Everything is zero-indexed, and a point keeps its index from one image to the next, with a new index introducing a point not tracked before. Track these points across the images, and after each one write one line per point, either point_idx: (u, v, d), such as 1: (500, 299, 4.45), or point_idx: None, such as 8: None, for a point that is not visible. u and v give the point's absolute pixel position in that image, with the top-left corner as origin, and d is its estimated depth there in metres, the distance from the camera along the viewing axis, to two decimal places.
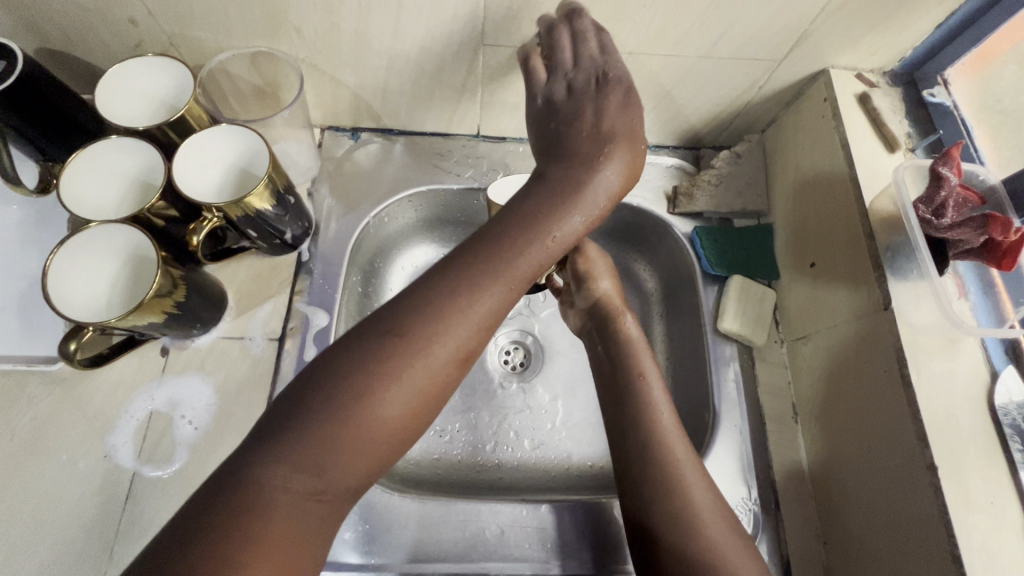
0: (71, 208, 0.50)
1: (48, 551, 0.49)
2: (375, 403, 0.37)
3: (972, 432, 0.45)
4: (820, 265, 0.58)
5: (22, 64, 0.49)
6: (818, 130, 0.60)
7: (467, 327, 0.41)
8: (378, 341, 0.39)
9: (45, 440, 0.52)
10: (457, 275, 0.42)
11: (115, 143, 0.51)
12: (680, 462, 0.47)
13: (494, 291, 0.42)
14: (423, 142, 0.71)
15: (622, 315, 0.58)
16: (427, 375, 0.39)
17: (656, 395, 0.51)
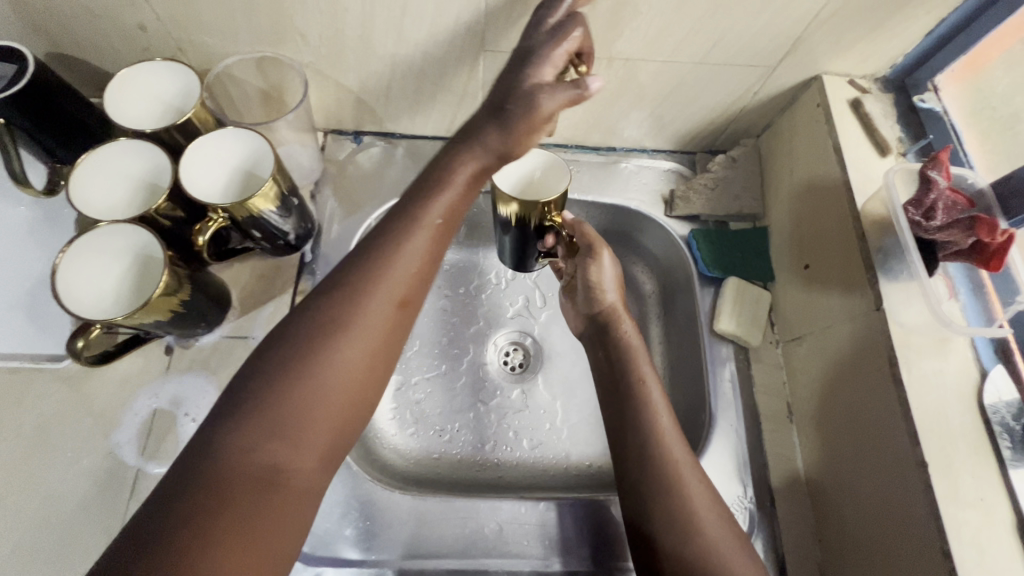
0: (81, 209, 0.51)
1: (54, 547, 0.50)
2: (322, 363, 0.39)
3: (962, 430, 0.46)
4: (814, 267, 0.59)
5: (33, 68, 0.50)
6: (812, 135, 0.61)
7: (396, 281, 0.43)
8: (314, 313, 0.41)
9: (51, 437, 0.53)
10: (376, 238, 0.44)
11: (125, 146, 0.52)
12: (678, 462, 0.48)
13: (410, 244, 0.43)
14: (424, 146, 0.72)
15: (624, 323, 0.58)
16: (365, 330, 0.41)
17: (655, 400, 0.52)
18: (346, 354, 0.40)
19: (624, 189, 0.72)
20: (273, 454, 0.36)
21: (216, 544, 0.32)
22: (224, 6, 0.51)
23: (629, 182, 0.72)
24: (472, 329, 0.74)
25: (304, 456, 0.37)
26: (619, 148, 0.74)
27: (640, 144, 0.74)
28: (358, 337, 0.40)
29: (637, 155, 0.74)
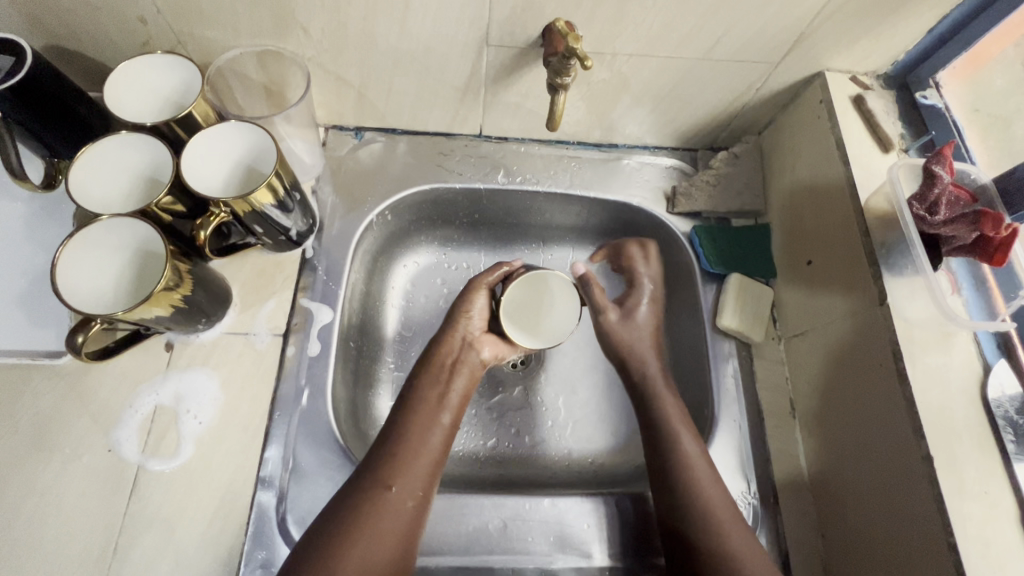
0: (78, 199, 0.50)
1: (54, 546, 0.49)
2: (342, 558, 0.46)
3: (966, 423, 0.46)
4: (816, 263, 0.60)
5: (30, 59, 0.49)
6: (814, 131, 0.61)
7: (401, 479, 0.50)
8: (334, 518, 0.48)
9: (50, 434, 0.53)
10: (377, 459, 0.51)
11: (127, 140, 0.51)
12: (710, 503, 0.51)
13: (420, 416, 0.55)
14: (426, 142, 0.72)
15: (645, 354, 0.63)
16: (382, 528, 0.48)
17: (677, 422, 0.56)
18: (360, 551, 0.46)
19: (625, 186, 0.72)
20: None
21: None
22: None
23: (630, 179, 0.72)
24: None
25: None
26: (620, 144, 0.74)
27: (642, 141, 0.74)
28: (370, 528, 0.47)
29: (639, 152, 0.74)
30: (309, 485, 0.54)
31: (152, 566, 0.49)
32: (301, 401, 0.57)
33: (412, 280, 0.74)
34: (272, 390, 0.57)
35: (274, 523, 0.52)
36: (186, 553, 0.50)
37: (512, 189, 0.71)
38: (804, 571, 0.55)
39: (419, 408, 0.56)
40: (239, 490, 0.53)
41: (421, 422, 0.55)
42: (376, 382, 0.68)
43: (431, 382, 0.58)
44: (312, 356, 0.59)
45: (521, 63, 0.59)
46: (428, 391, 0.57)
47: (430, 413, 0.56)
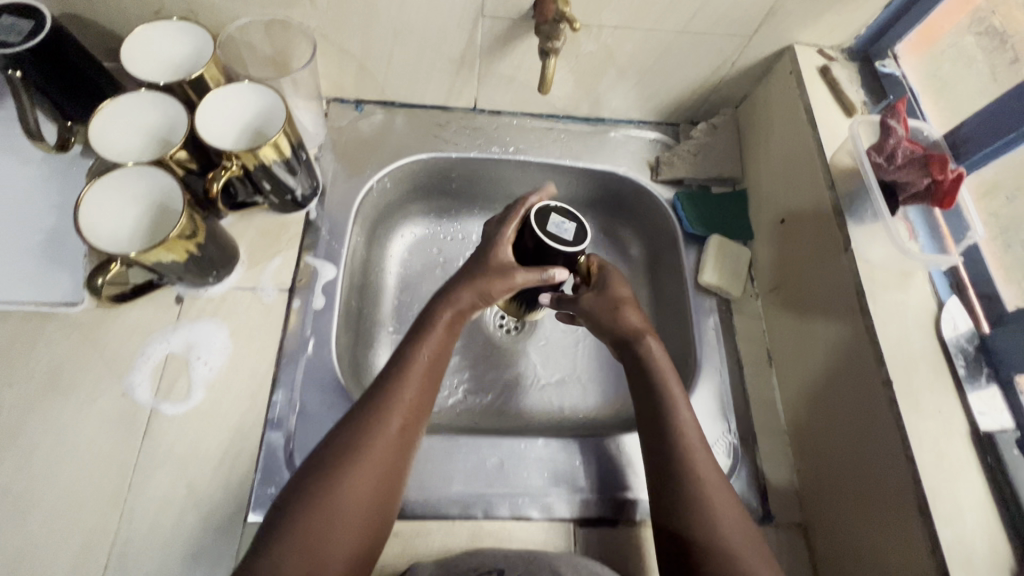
0: (97, 128, 0.53)
1: (71, 481, 0.51)
2: (329, 507, 0.44)
3: (922, 350, 0.51)
4: (789, 221, 0.64)
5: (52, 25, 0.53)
6: (785, 99, 0.66)
7: (399, 415, 0.49)
8: (321, 465, 0.46)
9: (66, 379, 0.55)
10: (372, 397, 0.50)
11: (162, 101, 0.54)
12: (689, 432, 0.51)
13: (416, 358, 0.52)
14: (424, 113, 0.75)
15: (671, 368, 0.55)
16: (370, 478, 0.46)
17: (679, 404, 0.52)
18: (355, 495, 0.45)
19: (612, 156, 0.77)
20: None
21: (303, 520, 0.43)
22: None
23: (616, 150, 0.77)
24: None
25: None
26: (607, 118, 0.79)
27: (627, 116, 0.78)
28: (366, 466, 0.46)
29: (624, 126, 0.79)
30: (315, 426, 0.57)
31: (166, 499, 0.52)
32: (306, 352, 0.60)
33: (410, 249, 0.78)
34: (279, 340, 0.60)
35: (283, 461, 0.55)
36: (198, 487, 0.52)
37: (505, 159, 0.75)
38: (780, 502, 0.59)
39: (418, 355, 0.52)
40: (248, 431, 0.55)
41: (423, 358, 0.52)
42: (376, 343, 0.71)
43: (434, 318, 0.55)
44: (317, 308, 0.62)
45: (515, 33, 0.63)
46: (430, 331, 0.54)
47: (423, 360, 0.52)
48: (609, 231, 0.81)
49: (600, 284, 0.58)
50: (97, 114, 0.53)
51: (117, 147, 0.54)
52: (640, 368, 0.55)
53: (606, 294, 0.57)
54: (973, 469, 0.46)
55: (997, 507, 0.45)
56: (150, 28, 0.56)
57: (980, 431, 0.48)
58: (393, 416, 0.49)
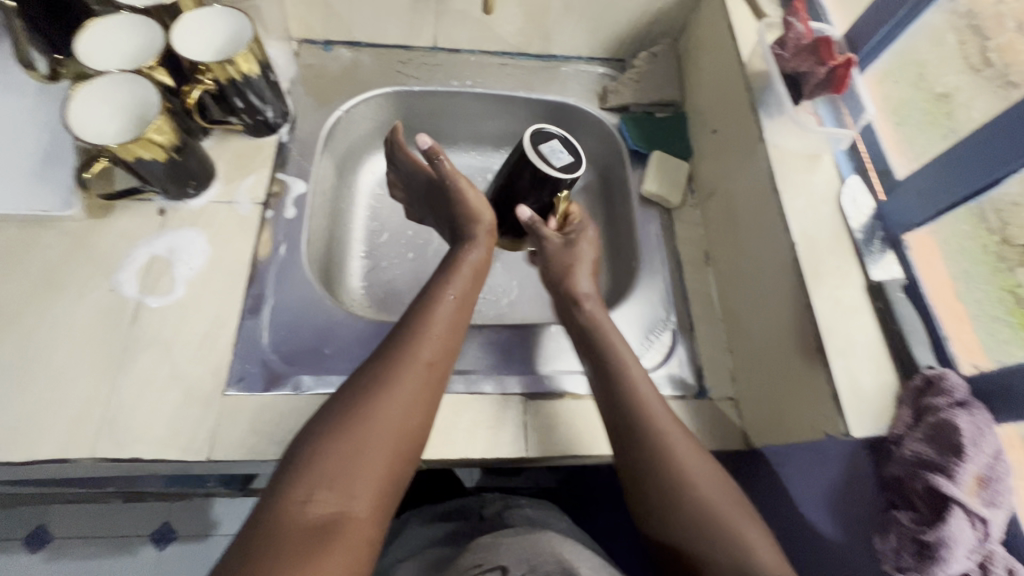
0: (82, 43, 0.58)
1: (66, 362, 0.57)
2: (365, 432, 0.47)
3: (825, 220, 0.57)
4: (719, 129, 0.70)
5: None
6: (713, 20, 0.72)
7: (428, 349, 0.53)
8: (346, 399, 0.49)
9: (59, 277, 0.61)
10: (399, 335, 0.54)
11: (138, 24, 0.59)
12: (649, 402, 0.54)
13: (438, 305, 0.57)
14: (386, 52, 0.81)
15: (614, 342, 0.58)
16: (400, 410, 0.49)
17: (627, 360, 0.57)
18: (386, 420, 0.48)
19: (563, 88, 0.83)
20: (328, 503, 0.44)
21: (337, 446, 0.46)
22: None
23: (567, 83, 0.84)
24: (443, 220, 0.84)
25: (359, 498, 0.45)
26: (558, 55, 0.85)
27: (576, 52, 0.85)
28: (398, 394, 0.50)
29: (574, 62, 0.85)
30: (290, 318, 0.63)
31: (152, 376, 0.57)
32: (278, 256, 0.66)
33: (379, 181, 0.84)
34: (253, 244, 0.65)
35: (258, 346, 0.61)
36: (181, 366, 0.58)
37: (464, 92, 0.81)
38: (716, 379, 0.65)
39: (441, 302, 0.57)
40: (226, 320, 0.61)
41: (443, 303, 0.57)
42: (348, 264, 0.78)
43: (454, 274, 0.60)
44: (289, 218, 0.68)
45: None
46: (454, 281, 0.59)
47: (447, 310, 0.57)
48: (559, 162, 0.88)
49: (569, 238, 0.66)
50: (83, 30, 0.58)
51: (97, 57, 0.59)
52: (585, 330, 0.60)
53: (571, 248, 0.66)
54: (865, 314, 0.52)
55: (885, 343, 0.51)
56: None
57: (872, 282, 0.54)
58: (419, 350, 0.53)
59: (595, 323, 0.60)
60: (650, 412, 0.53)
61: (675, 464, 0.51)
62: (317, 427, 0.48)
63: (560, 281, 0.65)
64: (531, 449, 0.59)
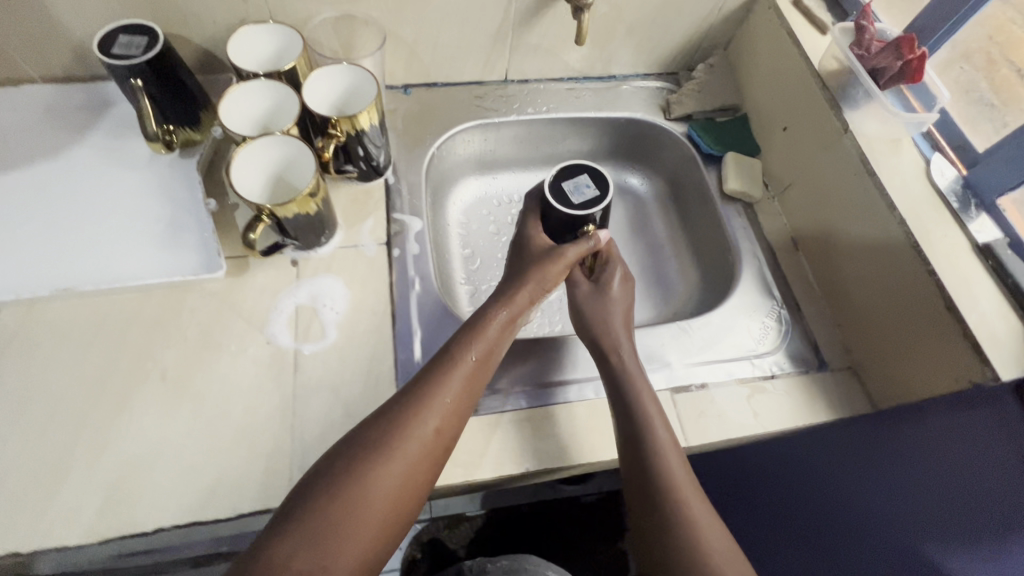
0: (225, 107, 0.62)
1: (244, 416, 0.59)
2: (361, 493, 0.46)
3: (921, 194, 0.63)
4: (791, 126, 0.77)
5: (162, 42, 0.62)
6: (768, 30, 0.80)
7: (436, 415, 0.51)
8: (350, 448, 0.48)
9: (215, 337, 0.63)
10: (415, 392, 0.51)
11: (273, 86, 0.63)
12: (658, 431, 0.56)
13: (456, 368, 0.54)
14: (462, 89, 0.86)
15: (634, 374, 0.61)
16: (404, 475, 0.48)
17: (644, 394, 0.59)
18: (387, 485, 0.47)
19: (627, 105, 0.89)
20: (309, 562, 0.43)
21: (331, 508, 0.45)
22: None
23: (629, 100, 0.90)
24: None
25: (340, 562, 0.44)
26: (617, 75, 0.91)
27: (633, 71, 0.91)
28: (399, 459, 0.48)
29: (632, 80, 0.92)
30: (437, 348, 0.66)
31: (328, 418, 0.59)
32: (412, 290, 0.69)
33: (465, 211, 0.89)
34: (388, 282, 0.69)
35: None
36: (353, 406, 0.60)
37: (541, 118, 0.86)
38: (831, 352, 0.71)
39: (458, 363, 0.54)
40: (382, 356, 0.64)
41: (462, 367, 0.54)
42: (457, 292, 0.81)
43: (478, 328, 0.57)
44: (414, 254, 0.72)
45: (544, 5, 0.75)
46: (478, 334, 0.56)
47: (463, 372, 0.54)
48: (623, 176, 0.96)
49: (600, 285, 0.67)
50: (225, 96, 0.62)
51: (237, 117, 0.64)
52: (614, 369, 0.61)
53: (601, 296, 0.66)
54: (979, 272, 0.58)
55: (1004, 296, 0.57)
56: (245, 37, 0.66)
57: (979, 244, 0.60)
58: (430, 416, 0.50)
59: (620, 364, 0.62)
60: (660, 443, 0.55)
61: (674, 490, 0.53)
62: (312, 477, 0.47)
63: (590, 329, 0.64)
64: (691, 438, 0.63)
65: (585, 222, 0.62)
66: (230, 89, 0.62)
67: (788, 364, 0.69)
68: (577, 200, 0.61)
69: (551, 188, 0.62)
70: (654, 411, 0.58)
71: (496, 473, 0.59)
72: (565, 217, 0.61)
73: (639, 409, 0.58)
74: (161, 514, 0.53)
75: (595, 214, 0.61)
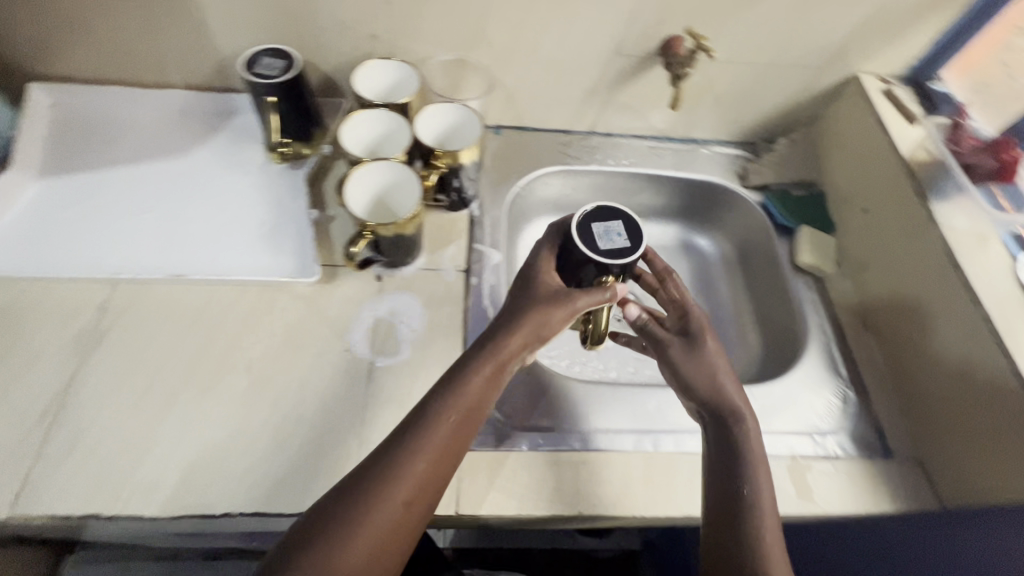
0: (346, 129, 0.69)
1: (316, 417, 0.61)
2: (348, 546, 0.43)
3: (1009, 293, 0.63)
4: (871, 209, 0.78)
5: (298, 67, 0.69)
6: (855, 114, 0.82)
7: (427, 459, 0.47)
8: (342, 495, 0.46)
9: (299, 339, 0.66)
10: (411, 436, 0.48)
11: (390, 116, 0.70)
12: (764, 509, 0.51)
13: (454, 409, 0.50)
14: (549, 135, 0.91)
15: (755, 447, 0.55)
16: (394, 525, 0.45)
17: (760, 466, 0.54)
18: (376, 535, 0.44)
19: (703, 168, 0.92)
20: None
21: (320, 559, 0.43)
22: (442, 22, 0.72)
23: (707, 163, 0.93)
24: None
25: None
26: (697, 139, 0.94)
27: (714, 136, 0.94)
28: (388, 509, 0.45)
29: (710, 145, 0.95)
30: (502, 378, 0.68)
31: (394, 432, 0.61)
32: (485, 320, 0.71)
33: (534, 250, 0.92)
34: (462, 308, 0.71)
35: None
36: None
37: (620, 171, 0.90)
38: (898, 440, 0.69)
39: (453, 402, 0.50)
40: None
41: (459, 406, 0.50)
42: None
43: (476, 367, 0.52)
44: (489, 284, 0.75)
45: (641, 68, 0.80)
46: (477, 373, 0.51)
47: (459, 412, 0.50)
48: (690, 236, 0.97)
49: (695, 340, 0.61)
50: (347, 120, 0.69)
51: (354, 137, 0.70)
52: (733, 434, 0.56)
53: (699, 351, 0.60)
54: None
55: None
56: (372, 69, 0.73)
57: None
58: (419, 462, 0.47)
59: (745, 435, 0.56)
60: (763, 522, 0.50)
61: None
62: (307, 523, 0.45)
63: (695, 390, 0.58)
64: None
65: (606, 270, 0.56)
66: (353, 114, 0.69)
67: (851, 446, 0.68)
68: (604, 246, 0.56)
69: (579, 226, 0.56)
70: (764, 484, 0.53)
71: (551, 512, 0.59)
72: (585, 260, 0.55)
73: (752, 482, 0.53)
74: (229, 502, 0.56)
75: (619, 265, 0.55)
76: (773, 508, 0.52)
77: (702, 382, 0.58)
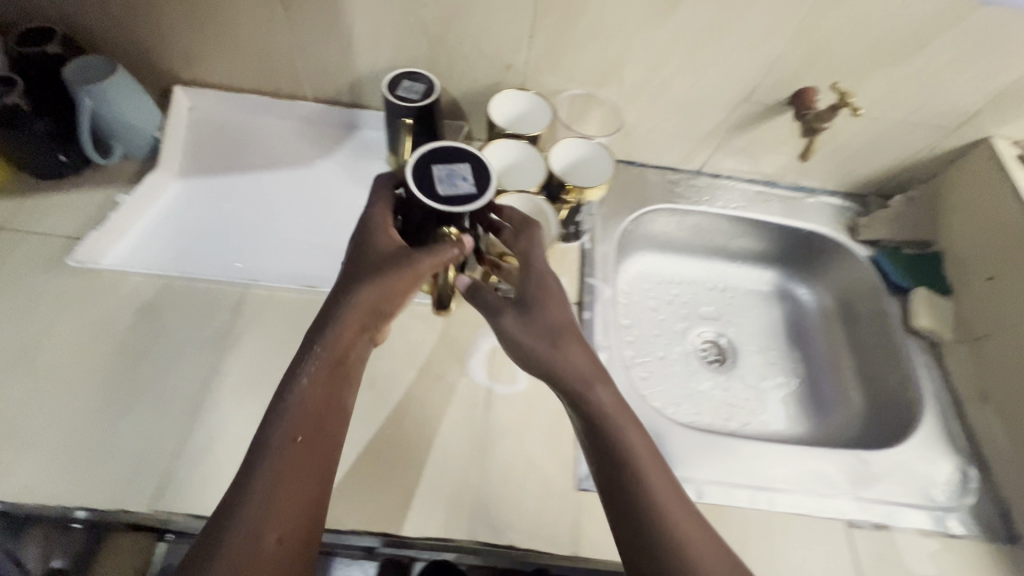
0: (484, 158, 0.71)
1: (437, 441, 0.62)
2: (257, 534, 0.41)
3: None
4: (998, 276, 0.75)
5: (437, 93, 0.70)
6: (983, 178, 0.79)
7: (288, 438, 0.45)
8: (251, 477, 0.43)
9: (419, 360, 0.68)
10: (275, 413, 0.46)
11: (527, 150, 0.71)
12: (683, 527, 0.45)
13: (312, 384, 0.47)
14: (656, 172, 0.91)
15: (648, 454, 0.48)
16: (278, 510, 0.42)
17: (654, 475, 0.47)
18: (281, 526, 0.42)
19: (810, 217, 0.91)
20: None
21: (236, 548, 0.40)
22: (579, 59, 0.73)
23: (814, 213, 0.91)
24: (678, 325, 0.91)
25: None
26: (805, 187, 0.93)
27: (822, 186, 0.93)
28: (282, 496, 0.42)
29: (818, 194, 0.93)
30: None
31: (512, 464, 0.61)
32: (598, 357, 0.71)
33: (629, 285, 0.92)
34: None
35: None
36: (536, 457, 0.62)
37: (727, 213, 0.89)
38: None
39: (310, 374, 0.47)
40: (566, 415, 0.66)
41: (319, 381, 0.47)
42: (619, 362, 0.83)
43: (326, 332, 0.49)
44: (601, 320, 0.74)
45: (766, 116, 0.80)
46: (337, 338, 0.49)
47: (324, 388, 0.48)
48: (785, 286, 0.96)
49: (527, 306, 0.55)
50: (486, 149, 0.71)
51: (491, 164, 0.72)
52: (602, 433, 0.49)
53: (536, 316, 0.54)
54: None
55: None
56: (508, 98, 0.75)
57: None
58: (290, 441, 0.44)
59: (629, 436, 0.49)
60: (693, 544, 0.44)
61: None
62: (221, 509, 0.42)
63: (550, 364, 0.52)
64: None
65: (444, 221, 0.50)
66: (492, 143, 0.71)
67: (971, 525, 0.65)
68: (444, 192, 0.49)
69: (414, 170, 0.50)
70: (661, 479, 0.47)
71: None
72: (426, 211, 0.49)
73: (646, 493, 0.46)
74: (355, 519, 0.57)
75: (462, 215, 0.49)
76: (697, 525, 0.46)
77: (557, 353, 0.52)
